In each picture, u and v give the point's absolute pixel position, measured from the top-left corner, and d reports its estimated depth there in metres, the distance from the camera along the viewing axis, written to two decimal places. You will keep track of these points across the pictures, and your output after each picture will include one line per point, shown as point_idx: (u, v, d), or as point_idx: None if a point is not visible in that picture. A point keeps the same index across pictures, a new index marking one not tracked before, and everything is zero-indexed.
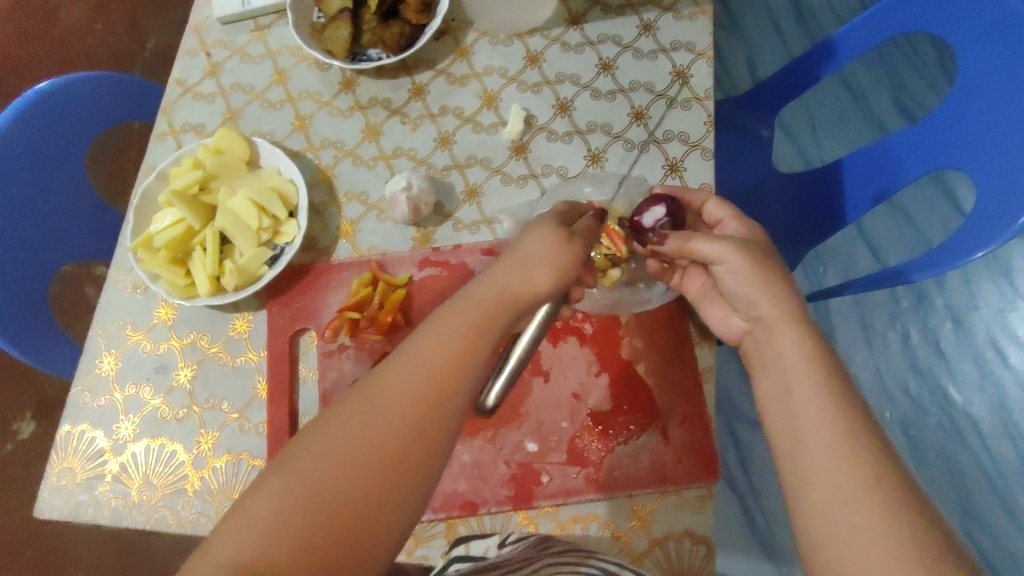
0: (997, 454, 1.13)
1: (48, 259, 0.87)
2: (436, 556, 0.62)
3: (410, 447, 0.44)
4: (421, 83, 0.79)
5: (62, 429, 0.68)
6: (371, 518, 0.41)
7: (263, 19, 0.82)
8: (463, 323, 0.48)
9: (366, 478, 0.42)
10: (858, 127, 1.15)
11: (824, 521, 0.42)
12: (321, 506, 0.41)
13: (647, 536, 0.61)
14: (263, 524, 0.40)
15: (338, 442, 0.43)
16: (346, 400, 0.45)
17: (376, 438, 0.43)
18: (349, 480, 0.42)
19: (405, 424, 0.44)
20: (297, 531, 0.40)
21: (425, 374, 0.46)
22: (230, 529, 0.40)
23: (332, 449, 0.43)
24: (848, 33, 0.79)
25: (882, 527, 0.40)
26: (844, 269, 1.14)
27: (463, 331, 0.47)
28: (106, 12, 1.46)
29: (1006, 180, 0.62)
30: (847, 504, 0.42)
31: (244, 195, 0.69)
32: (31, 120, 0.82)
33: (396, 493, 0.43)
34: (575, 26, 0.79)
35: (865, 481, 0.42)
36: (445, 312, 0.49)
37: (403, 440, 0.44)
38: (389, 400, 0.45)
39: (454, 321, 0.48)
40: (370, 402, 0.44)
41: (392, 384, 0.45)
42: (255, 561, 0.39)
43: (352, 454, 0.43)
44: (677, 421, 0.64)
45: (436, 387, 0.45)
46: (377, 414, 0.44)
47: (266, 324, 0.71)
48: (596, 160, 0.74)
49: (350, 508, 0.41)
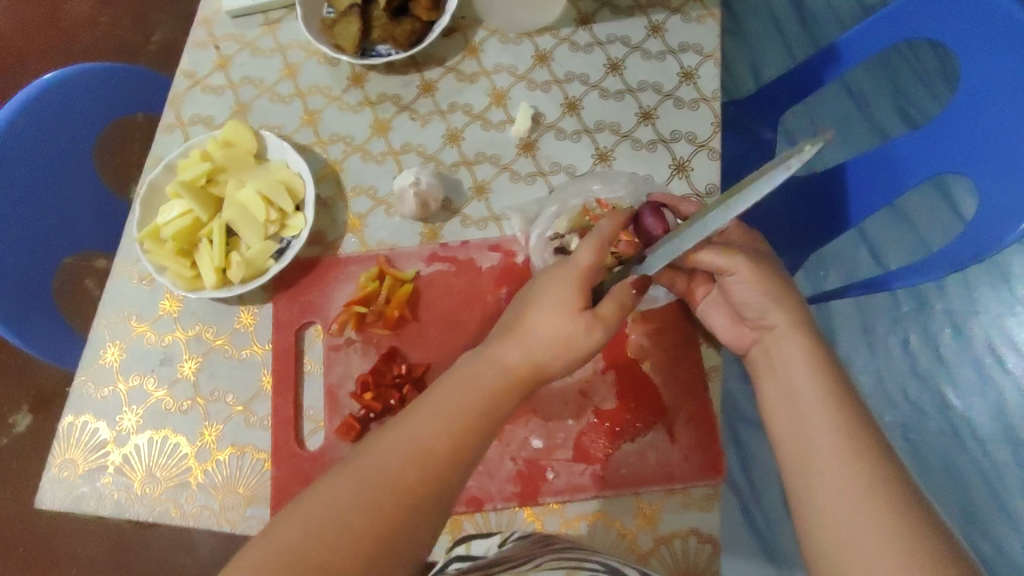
0: (996, 460, 1.14)
1: (50, 250, 0.86)
2: (441, 551, 0.63)
3: (400, 524, 0.43)
4: (431, 80, 0.79)
5: (65, 420, 0.68)
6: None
7: (273, 13, 0.82)
8: (462, 399, 0.49)
9: (351, 551, 0.40)
10: (859, 133, 1.16)
11: (833, 517, 0.43)
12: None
13: (653, 534, 0.61)
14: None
15: (327, 510, 0.42)
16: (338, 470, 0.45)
17: (365, 512, 0.42)
18: (334, 553, 0.40)
19: (397, 500, 0.43)
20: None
21: (422, 451, 0.46)
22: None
23: (320, 518, 0.41)
24: (854, 37, 0.79)
25: (895, 524, 0.40)
26: (845, 274, 1.15)
27: (462, 406, 0.49)
28: (111, 6, 1.46)
29: (1010, 183, 0.63)
30: (857, 501, 0.42)
31: (252, 187, 0.69)
32: (37, 110, 0.82)
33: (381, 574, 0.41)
34: (584, 26, 0.79)
35: (877, 479, 0.42)
36: (444, 388, 0.50)
37: (392, 516, 0.43)
38: (382, 473, 0.44)
39: (454, 400, 0.49)
40: (365, 470, 0.44)
41: (387, 457, 0.45)
42: None
43: (339, 525, 0.41)
44: (684, 419, 0.64)
45: (431, 466, 0.46)
46: (371, 484, 0.44)
47: (272, 317, 0.71)
48: (604, 158, 0.74)
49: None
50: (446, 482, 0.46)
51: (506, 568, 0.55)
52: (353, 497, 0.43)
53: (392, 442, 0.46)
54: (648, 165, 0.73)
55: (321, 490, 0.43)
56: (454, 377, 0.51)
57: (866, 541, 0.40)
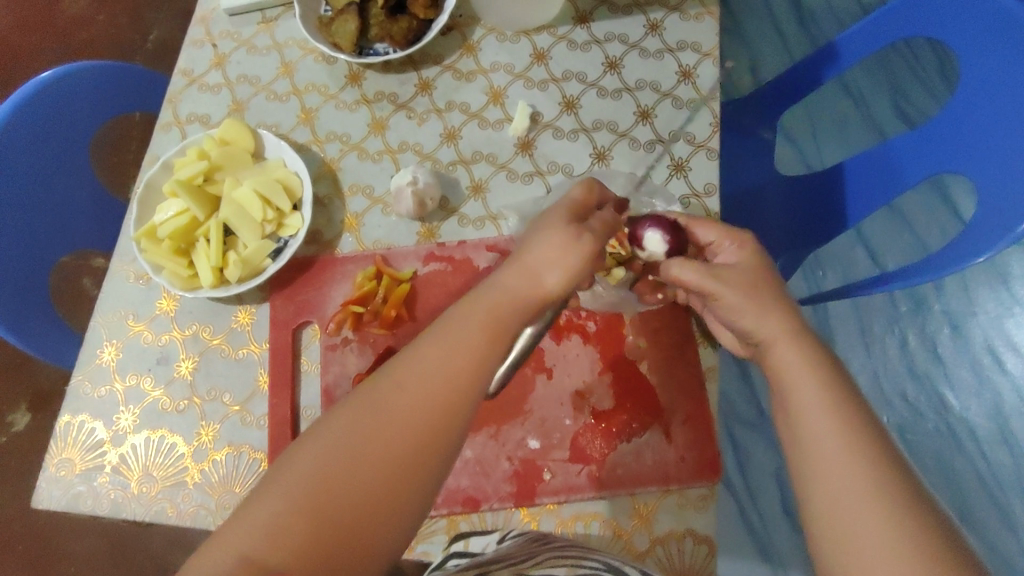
0: (993, 460, 1.14)
1: (48, 248, 0.86)
2: (437, 552, 0.62)
3: (409, 460, 0.44)
4: (427, 78, 0.79)
5: (62, 420, 0.68)
6: (366, 529, 0.42)
7: (269, 11, 0.82)
8: (467, 334, 0.49)
9: (370, 479, 0.43)
10: (860, 131, 1.16)
11: (831, 521, 0.42)
12: (317, 514, 0.41)
13: (648, 534, 0.61)
14: (261, 528, 0.41)
15: (339, 448, 0.44)
16: (349, 406, 0.46)
17: (375, 448, 0.44)
18: (347, 488, 0.43)
19: (405, 436, 0.45)
20: (295, 535, 0.41)
21: (429, 388, 0.47)
22: (229, 530, 0.41)
23: (331, 457, 0.43)
24: (850, 38, 0.79)
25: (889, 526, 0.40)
26: (845, 273, 1.15)
27: (467, 342, 0.48)
28: (109, 5, 1.46)
29: (1007, 184, 0.62)
30: (853, 503, 0.42)
31: (248, 186, 0.69)
32: (34, 109, 0.82)
33: (392, 505, 0.43)
34: (582, 24, 0.79)
35: (872, 480, 0.42)
36: (450, 323, 0.50)
37: (402, 453, 0.44)
38: (392, 410, 0.46)
39: (460, 333, 0.49)
40: (387, 401, 0.46)
41: (396, 395, 0.46)
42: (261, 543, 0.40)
43: (350, 462, 0.43)
44: (680, 420, 0.64)
45: (439, 402, 0.46)
46: (390, 412, 0.46)
47: (269, 317, 0.71)
48: (601, 158, 0.74)
49: (345, 517, 0.42)
50: (455, 416, 0.46)
51: (502, 566, 0.55)
52: (364, 434, 0.44)
53: (400, 381, 0.47)
54: (645, 164, 0.73)
55: (332, 429, 0.45)
56: (458, 311, 0.50)
57: (869, 545, 0.40)
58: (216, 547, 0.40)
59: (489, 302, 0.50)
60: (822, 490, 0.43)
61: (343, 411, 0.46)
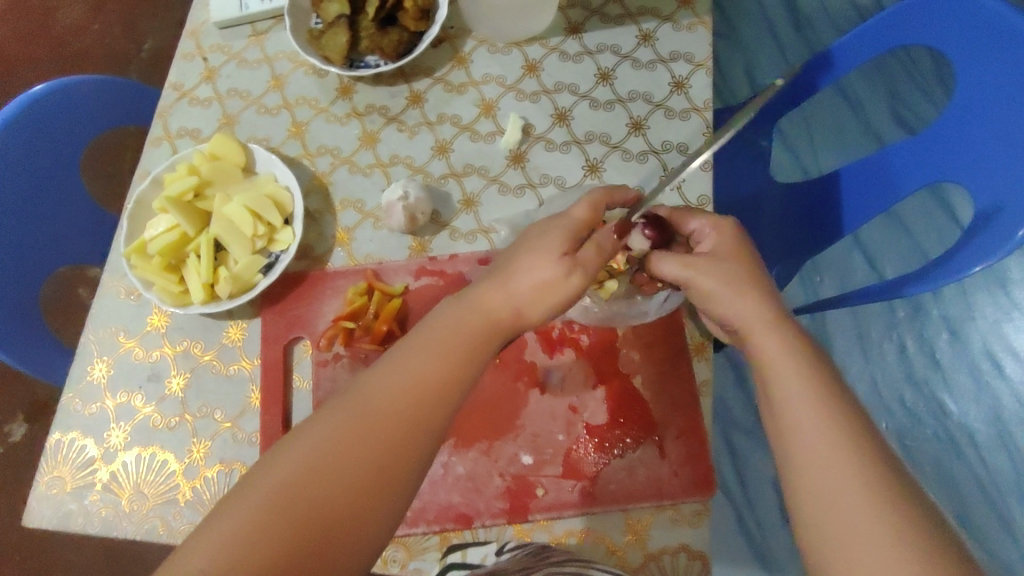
0: (992, 465, 1.13)
1: (41, 263, 0.86)
2: (430, 569, 0.62)
3: (384, 469, 0.45)
4: (419, 90, 0.78)
5: (52, 437, 0.67)
6: (337, 540, 0.42)
7: (260, 24, 0.82)
8: (447, 345, 0.50)
9: (372, 451, 0.45)
10: (855, 136, 1.15)
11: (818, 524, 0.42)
12: (288, 525, 0.41)
13: (642, 550, 0.61)
14: (229, 540, 0.40)
15: (312, 457, 0.44)
16: (323, 416, 0.46)
17: (347, 458, 0.44)
18: (319, 498, 0.42)
19: (380, 446, 0.45)
20: (265, 547, 0.40)
21: (404, 397, 0.47)
22: (195, 544, 0.40)
23: (304, 465, 0.43)
24: (844, 46, 0.79)
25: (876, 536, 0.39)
26: (842, 278, 1.14)
27: (444, 353, 0.49)
28: (104, 13, 1.45)
29: (1002, 193, 0.62)
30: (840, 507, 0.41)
31: (238, 202, 0.68)
32: (25, 124, 0.81)
33: (364, 515, 0.43)
34: (574, 35, 0.79)
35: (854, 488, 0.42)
36: (427, 336, 0.51)
37: (377, 462, 0.45)
38: (367, 419, 0.46)
39: (438, 343, 0.50)
40: (388, 380, 0.48)
41: (371, 404, 0.47)
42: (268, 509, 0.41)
43: (324, 472, 0.43)
44: (673, 435, 0.64)
45: (415, 413, 0.47)
46: (392, 390, 0.47)
47: (260, 333, 0.70)
48: (593, 170, 0.74)
49: (316, 528, 0.41)
50: (429, 429, 0.47)
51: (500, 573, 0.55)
52: (337, 444, 0.44)
53: (376, 390, 0.47)
54: (638, 176, 0.73)
55: (306, 438, 0.45)
56: (436, 322, 0.52)
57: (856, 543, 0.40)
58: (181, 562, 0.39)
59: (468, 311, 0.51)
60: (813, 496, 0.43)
61: (317, 420, 0.46)
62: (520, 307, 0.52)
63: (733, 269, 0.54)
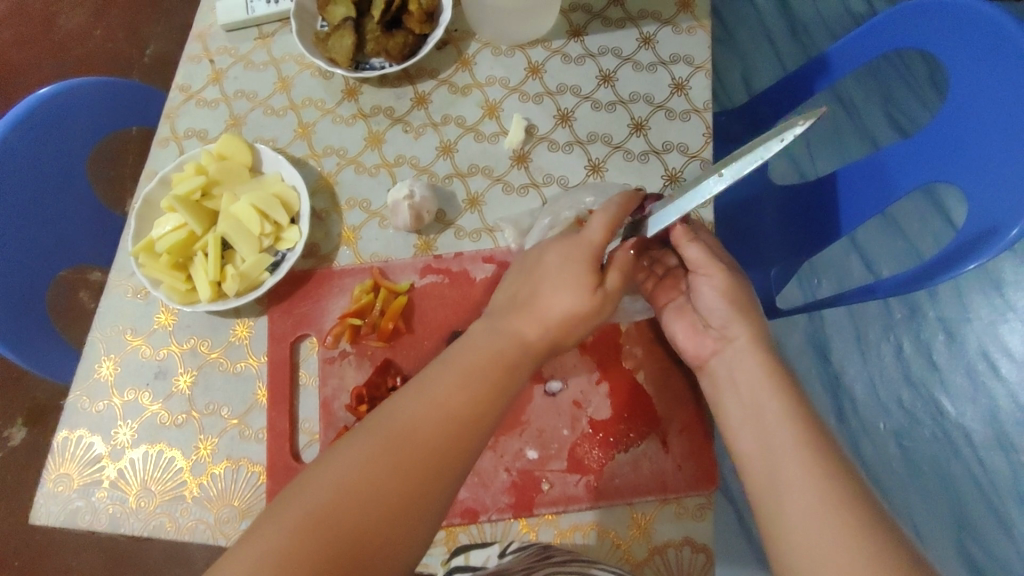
0: (988, 465, 1.14)
1: (46, 263, 0.86)
2: (436, 564, 0.63)
3: (421, 490, 0.46)
4: (424, 92, 0.79)
5: (60, 435, 0.68)
6: (374, 556, 0.43)
7: (267, 27, 0.83)
8: (491, 356, 0.53)
9: (431, 439, 0.48)
10: (851, 139, 1.17)
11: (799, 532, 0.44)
12: (330, 536, 0.42)
13: (647, 544, 0.61)
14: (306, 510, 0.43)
15: (357, 469, 0.45)
16: (365, 429, 0.48)
17: (388, 475, 0.45)
18: (360, 511, 0.43)
19: (418, 464, 0.46)
20: (309, 554, 0.41)
21: (444, 420, 0.49)
22: (242, 546, 0.41)
23: (348, 478, 0.45)
24: (841, 49, 0.81)
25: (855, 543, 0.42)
26: (838, 280, 1.16)
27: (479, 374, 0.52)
28: (107, 19, 1.46)
29: (996, 191, 0.63)
30: (823, 522, 0.44)
31: (246, 201, 0.69)
32: (32, 125, 0.82)
33: (400, 535, 0.44)
34: (576, 38, 0.80)
35: (838, 497, 0.44)
36: (477, 346, 0.54)
37: (416, 482, 0.46)
38: (408, 438, 0.47)
39: (473, 367, 0.52)
40: (452, 371, 0.52)
41: (411, 424, 0.48)
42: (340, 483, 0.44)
43: (366, 486, 0.45)
44: (677, 430, 0.64)
45: (451, 437, 0.48)
46: (454, 383, 0.51)
47: (267, 331, 0.71)
48: (596, 170, 0.75)
49: (359, 543, 0.42)
50: (463, 453, 0.49)
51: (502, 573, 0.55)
52: (379, 459, 0.46)
53: (415, 409, 0.49)
54: (639, 175, 0.74)
55: (351, 451, 0.46)
56: (469, 347, 0.54)
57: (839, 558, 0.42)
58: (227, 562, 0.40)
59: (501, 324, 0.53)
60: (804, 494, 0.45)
61: (361, 433, 0.48)
62: None
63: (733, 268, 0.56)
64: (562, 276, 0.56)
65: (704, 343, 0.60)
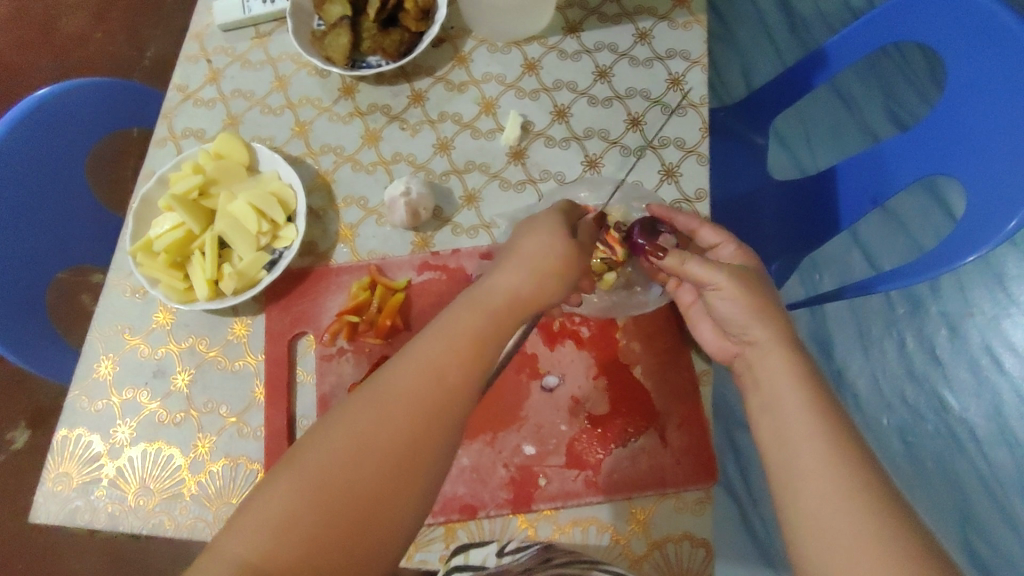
0: (993, 460, 1.13)
1: (47, 263, 0.87)
2: (435, 561, 0.62)
3: (432, 426, 0.47)
4: (420, 90, 0.80)
5: (59, 433, 0.68)
6: (399, 488, 0.44)
7: (263, 26, 0.83)
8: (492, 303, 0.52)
9: (446, 367, 0.48)
10: (851, 136, 1.17)
11: (814, 518, 0.43)
12: (357, 468, 0.44)
13: (646, 539, 0.61)
14: (333, 448, 0.44)
15: (367, 412, 0.46)
16: (383, 374, 0.48)
17: (407, 407, 0.46)
18: (387, 440, 0.45)
19: (435, 396, 0.47)
20: (336, 491, 0.43)
21: (454, 351, 0.49)
22: (281, 480, 0.43)
23: (363, 419, 0.46)
24: (840, 43, 0.80)
25: (872, 530, 0.41)
26: (840, 276, 1.15)
27: (480, 315, 0.51)
28: (106, 21, 1.47)
29: (993, 183, 0.63)
30: (836, 511, 0.42)
31: (243, 199, 0.69)
32: (31, 126, 0.82)
33: (419, 467, 0.45)
34: (572, 34, 0.80)
35: (844, 482, 0.43)
36: (483, 292, 0.53)
37: (434, 409, 0.47)
38: (427, 368, 0.48)
39: (476, 309, 0.52)
40: (463, 307, 0.52)
41: (430, 355, 0.49)
42: (365, 422, 0.45)
43: (386, 420, 0.46)
44: (676, 424, 0.64)
45: (462, 368, 0.49)
46: (468, 314, 0.51)
47: (265, 328, 0.71)
48: (593, 165, 0.75)
49: (389, 469, 0.44)
50: (469, 390, 0.49)
51: None
52: (397, 393, 0.47)
53: (424, 351, 0.49)
54: (637, 171, 0.74)
55: (365, 395, 0.47)
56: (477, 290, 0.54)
57: (852, 542, 0.41)
58: (261, 502, 0.42)
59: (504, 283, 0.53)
60: (815, 481, 0.44)
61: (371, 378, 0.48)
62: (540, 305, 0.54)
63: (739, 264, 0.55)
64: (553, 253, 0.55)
65: (729, 337, 0.59)
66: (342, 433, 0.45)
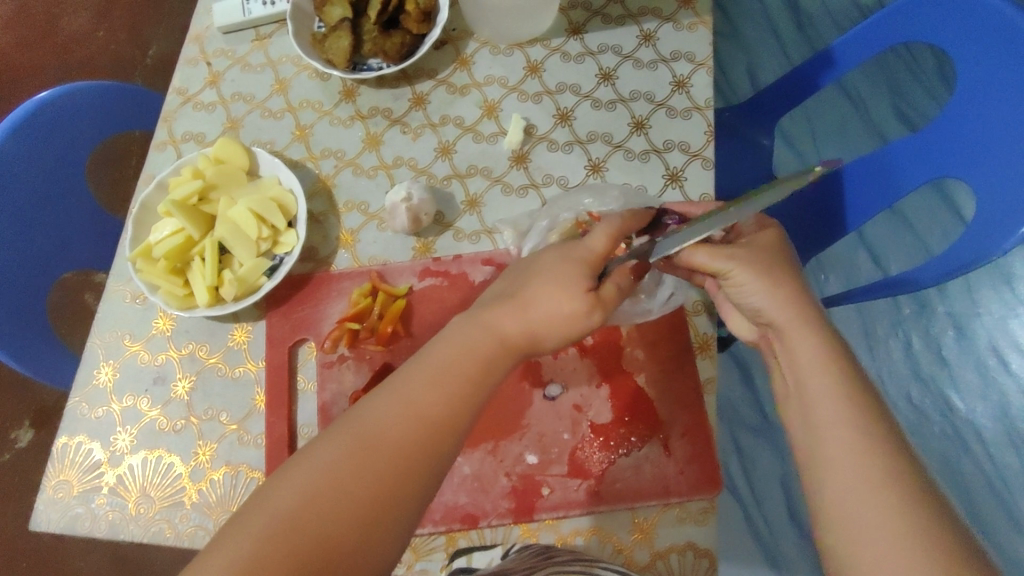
0: (1000, 462, 1.12)
1: (48, 267, 0.86)
2: (436, 570, 0.62)
3: (415, 463, 0.46)
4: (422, 92, 0.79)
5: (60, 441, 0.68)
6: (374, 533, 0.42)
7: (263, 29, 0.83)
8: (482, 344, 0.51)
9: (431, 408, 0.48)
10: (859, 135, 1.15)
11: (836, 522, 0.42)
12: (333, 508, 0.42)
13: (649, 549, 0.60)
14: (309, 488, 0.43)
15: (351, 442, 0.45)
16: (366, 412, 0.47)
17: (389, 447, 0.45)
18: (367, 481, 0.44)
19: (419, 438, 0.46)
20: (309, 534, 0.41)
21: (442, 392, 0.48)
22: (250, 519, 0.41)
23: (345, 454, 0.44)
24: (848, 44, 0.78)
25: (883, 545, 0.40)
26: (846, 279, 1.13)
27: (472, 351, 0.51)
28: (107, 21, 1.46)
29: (1002, 188, 0.62)
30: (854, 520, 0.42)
31: (243, 205, 0.69)
32: (30, 130, 0.82)
33: (396, 512, 0.44)
34: (575, 36, 0.79)
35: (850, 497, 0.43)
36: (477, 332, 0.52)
37: (417, 451, 0.46)
38: (411, 408, 0.47)
39: (469, 348, 0.51)
40: (456, 347, 0.51)
41: (415, 395, 0.48)
42: (345, 461, 0.44)
43: (368, 458, 0.44)
44: (679, 433, 0.64)
45: (448, 410, 0.48)
46: (458, 354, 0.50)
47: (265, 335, 0.70)
48: (596, 169, 0.74)
49: (365, 510, 0.43)
50: (456, 428, 0.48)
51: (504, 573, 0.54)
52: (379, 434, 0.46)
53: (410, 385, 0.49)
54: (640, 175, 0.73)
55: (348, 427, 0.46)
56: (472, 326, 0.52)
57: (870, 547, 0.40)
58: (230, 540, 0.40)
59: (502, 323, 0.52)
60: (829, 490, 0.43)
61: (354, 410, 0.47)
62: (535, 331, 0.52)
63: (745, 250, 0.53)
64: (560, 276, 0.53)
65: None
66: (320, 471, 0.43)
